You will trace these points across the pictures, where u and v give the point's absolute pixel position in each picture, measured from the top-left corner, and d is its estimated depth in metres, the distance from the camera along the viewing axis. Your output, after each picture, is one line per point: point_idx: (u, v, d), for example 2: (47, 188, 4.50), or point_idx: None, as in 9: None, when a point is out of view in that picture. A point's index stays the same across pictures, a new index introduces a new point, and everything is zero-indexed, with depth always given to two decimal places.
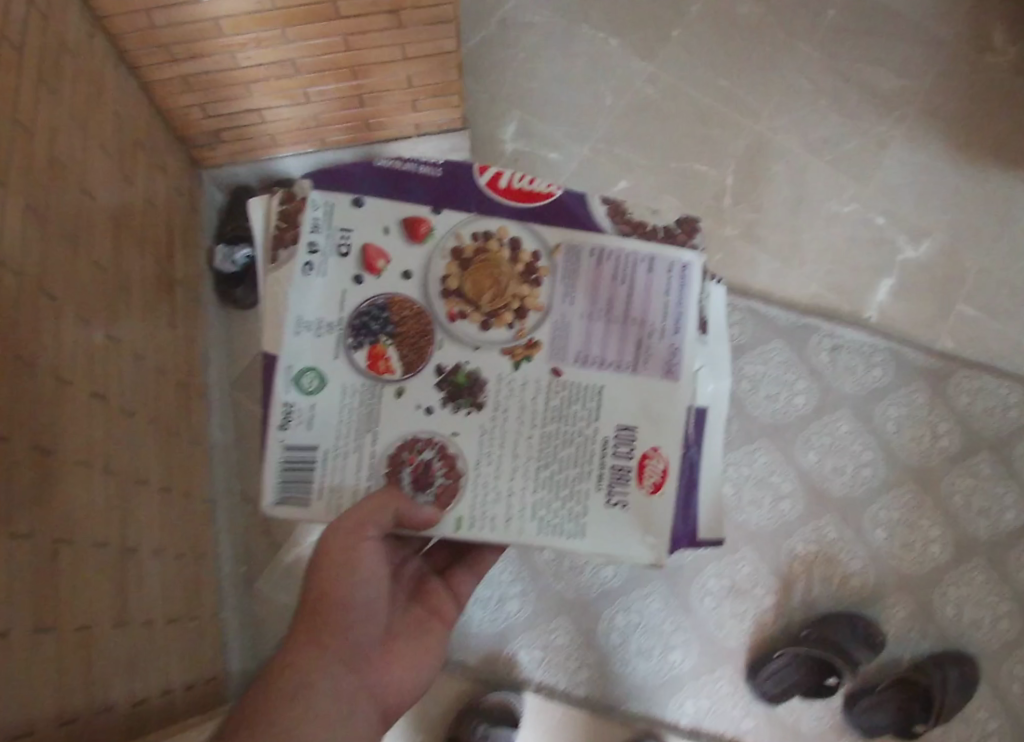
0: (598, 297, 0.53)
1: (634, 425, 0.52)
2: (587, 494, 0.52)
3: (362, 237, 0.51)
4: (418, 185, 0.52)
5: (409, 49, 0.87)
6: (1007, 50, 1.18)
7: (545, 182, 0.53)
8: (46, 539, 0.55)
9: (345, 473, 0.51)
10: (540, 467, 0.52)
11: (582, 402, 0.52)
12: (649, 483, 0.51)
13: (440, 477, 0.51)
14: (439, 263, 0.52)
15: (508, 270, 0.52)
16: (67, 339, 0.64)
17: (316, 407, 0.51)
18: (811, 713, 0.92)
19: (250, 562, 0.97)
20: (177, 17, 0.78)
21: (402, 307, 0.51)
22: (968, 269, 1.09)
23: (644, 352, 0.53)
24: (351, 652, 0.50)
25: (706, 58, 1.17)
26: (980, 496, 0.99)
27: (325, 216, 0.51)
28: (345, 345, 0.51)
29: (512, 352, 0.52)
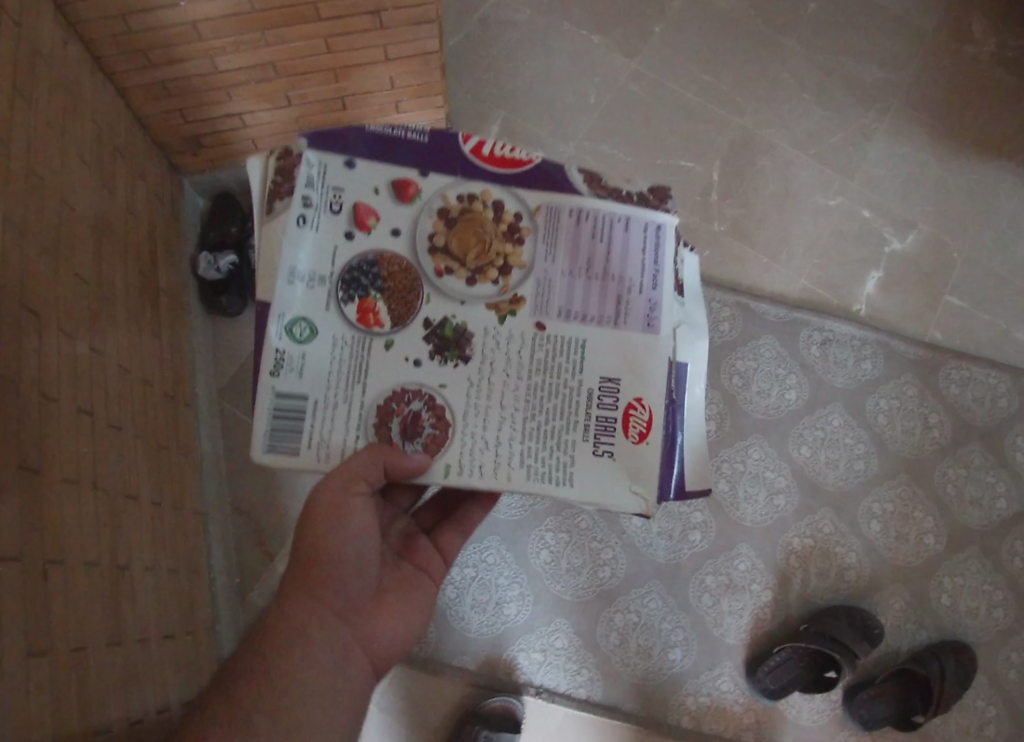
0: (578, 255, 0.52)
1: (618, 376, 0.51)
2: (574, 444, 0.50)
3: (353, 195, 0.50)
4: (407, 148, 0.51)
5: (391, 51, 0.86)
6: (987, 40, 1.19)
7: (525, 150, 0.52)
8: (36, 560, 0.54)
9: (334, 423, 0.49)
10: (527, 417, 0.50)
11: (565, 354, 0.51)
12: (635, 432, 0.50)
13: (427, 429, 0.50)
14: (426, 221, 0.51)
15: (492, 229, 0.51)
16: (50, 355, 0.62)
17: (307, 357, 0.50)
18: (812, 708, 0.92)
19: (244, 573, 0.95)
20: (154, 21, 0.77)
21: (391, 261, 0.51)
22: (954, 259, 1.10)
23: (624, 307, 0.52)
24: (344, 604, 0.50)
25: (689, 53, 1.16)
26: (972, 485, 1.00)
27: (319, 173, 0.50)
28: (335, 296, 0.50)
29: (497, 307, 0.51)
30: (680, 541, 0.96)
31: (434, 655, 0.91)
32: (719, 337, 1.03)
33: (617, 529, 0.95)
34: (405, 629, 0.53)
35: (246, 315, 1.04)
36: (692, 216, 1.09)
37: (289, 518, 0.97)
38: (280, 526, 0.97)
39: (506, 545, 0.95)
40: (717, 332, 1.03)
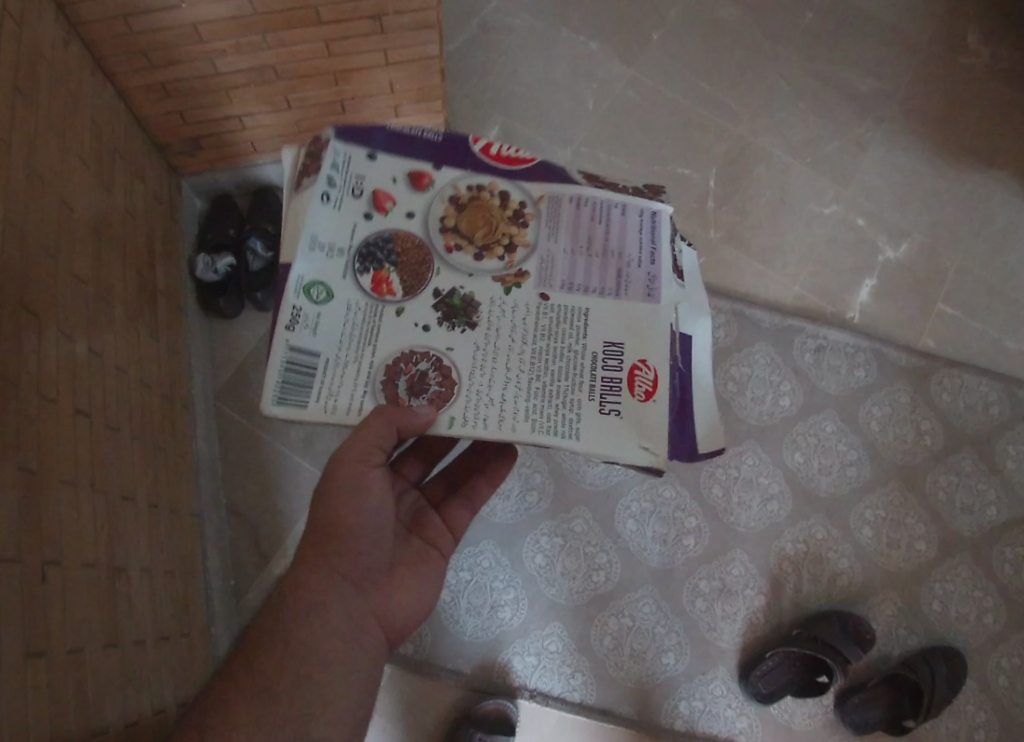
0: (578, 235, 0.52)
1: (622, 340, 0.49)
2: (580, 404, 0.47)
3: (374, 181, 0.51)
4: (424, 144, 0.53)
5: (391, 55, 0.86)
6: (980, 52, 1.21)
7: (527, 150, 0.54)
8: (34, 561, 0.54)
9: (344, 380, 0.47)
10: (532, 378, 0.48)
11: (570, 321, 0.50)
12: (641, 391, 0.48)
13: (433, 386, 0.47)
14: (438, 206, 0.51)
15: (499, 214, 0.52)
16: (49, 355, 0.62)
17: (321, 317, 0.48)
18: (804, 711, 0.93)
19: (239, 575, 0.95)
20: (154, 23, 0.77)
21: (405, 240, 0.51)
22: (947, 268, 1.11)
23: (625, 280, 0.51)
24: (361, 575, 0.51)
25: (686, 61, 1.17)
26: (964, 492, 1.01)
27: (342, 160, 0.51)
28: (352, 267, 0.50)
29: (503, 280, 0.50)
30: (674, 546, 0.96)
31: (429, 658, 0.91)
32: (714, 343, 1.04)
33: (612, 535, 0.96)
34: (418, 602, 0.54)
35: (243, 316, 1.04)
36: (688, 223, 1.10)
37: (285, 520, 0.97)
38: (275, 528, 0.97)
39: (501, 549, 0.95)
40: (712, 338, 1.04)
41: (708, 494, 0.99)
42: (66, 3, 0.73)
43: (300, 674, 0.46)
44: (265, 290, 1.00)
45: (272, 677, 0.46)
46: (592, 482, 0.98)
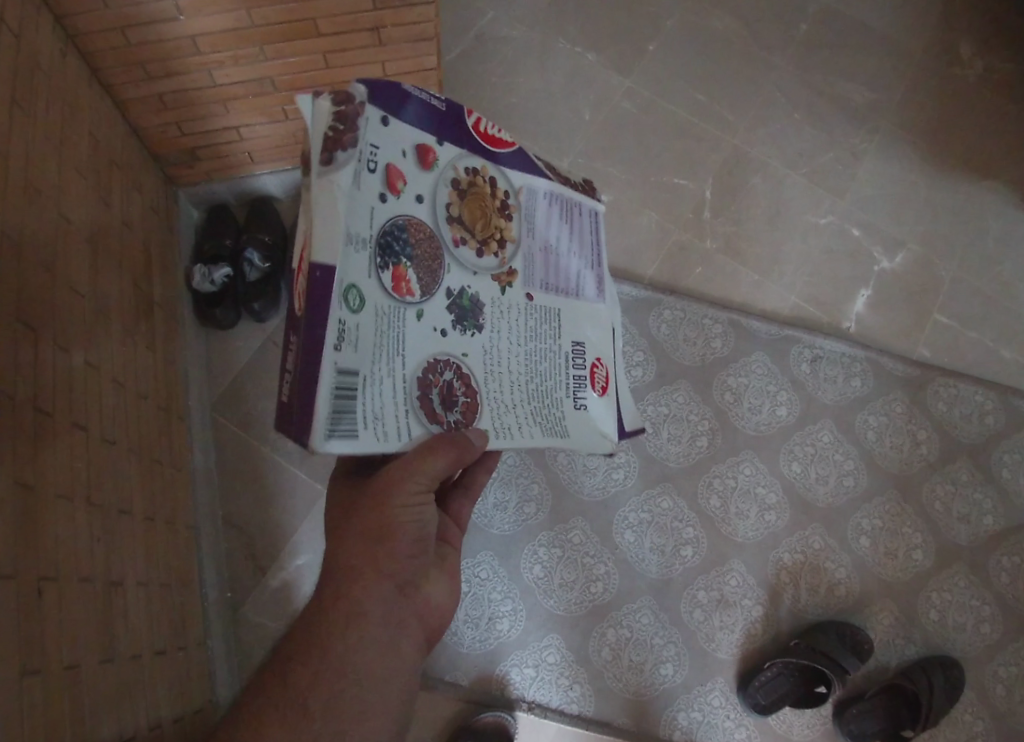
0: (548, 233, 0.56)
1: (582, 340, 0.56)
2: (562, 402, 0.54)
3: (387, 156, 0.44)
4: (427, 113, 0.46)
5: (389, 66, 0.87)
6: (973, 63, 1.22)
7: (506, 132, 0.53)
8: (30, 577, 0.54)
9: (383, 401, 0.44)
10: (528, 380, 0.52)
11: (547, 322, 0.54)
12: (599, 385, 0.56)
13: (461, 397, 0.48)
14: (443, 190, 0.48)
15: (490, 203, 0.51)
16: (46, 367, 0.62)
17: (360, 328, 0.42)
18: (803, 722, 0.93)
19: (235, 587, 0.95)
20: (153, 35, 0.77)
21: (416, 230, 0.46)
22: (942, 278, 1.12)
23: (581, 281, 0.58)
24: (403, 576, 0.49)
25: (682, 73, 1.18)
26: (960, 502, 1.01)
27: (363, 128, 0.42)
28: (374, 262, 0.43)
29: (498, 278, 0.51)
30: (672, 556, 0.96)
31: (428, 671, 0.90)
32: (711, 353, 1.04)
33: (610, 545, 0.96)
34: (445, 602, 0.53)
35: (240, 327, 1.04)
36: (684, 233, 1.10)
37: (282, 531, 0.97)
38: (272, 539, 0.97)
39: (499, 560, 0.95)
40: (709, 348, 1.04)
41: (705, 506, 0.99)
42: (64, 15, 0.73)
43: (333, 689, 0.45)
44: (262, 300, 1.00)
45: (305, 690, 0.45)
46: (591, 493, 0.98)
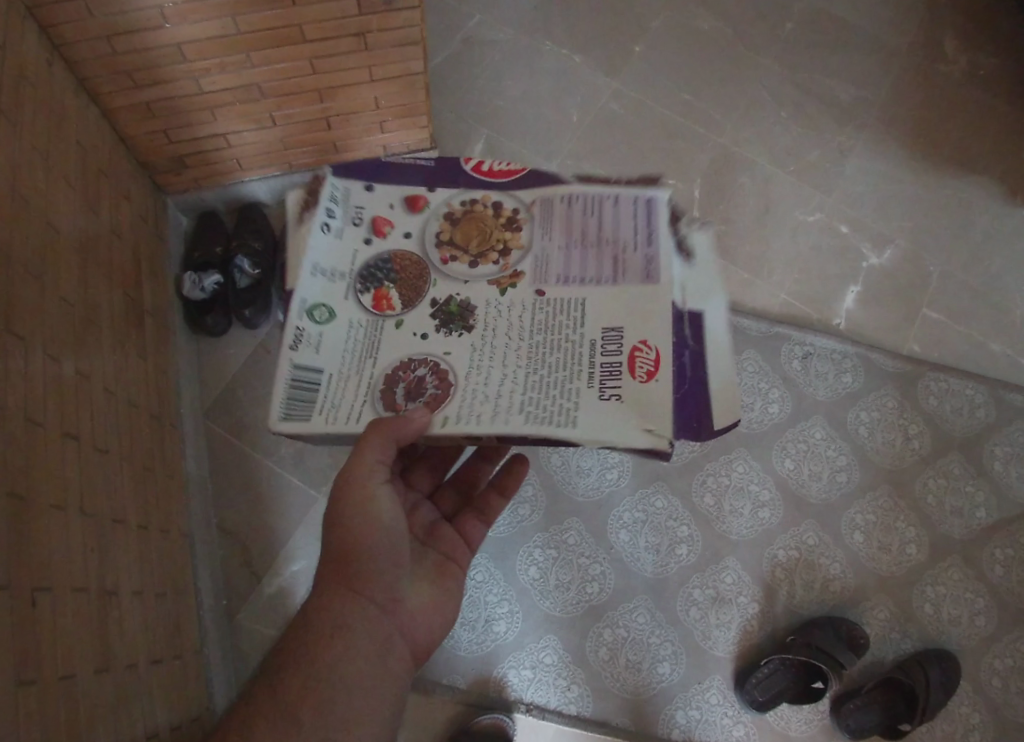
0: (572, 230, 0.52)
1: (620, 326, 0.48)
2: (578, 392, 0.46)
3: (374, 209, 0.52)
4: (417, 169, 0.53)
5: (376, 72, 0.87)
6: (958, 59, 1.23)
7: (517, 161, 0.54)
8: (24, 586, 0.54)
9: (347, 395, 0.47)
10: (528, 371, 0.47)
11: (566, 312, 0.49)
12: (642, 373, 0.46)
13: (431, 390, 0.47)
14: (434, 224, 0.52)
15: (492, 222, 0.52)
16: (37, 377, 0.62)
17: (324, 336, 0.48)
18: (800, 718, 0.93)
19: (230, 595, 0.94)
20: (139, 43, 0.77)
21: (403, 259, 0.51)
22: (931, 273, 1.12)
23: (621, 266, 0.50)
24: (382, 592, 0.50)
25: (669, 73, 1.19)
26: (952, 495, 1.02)
27: (342, 194, 0.52)
28: (352, 288, 0.50)
29: (498, 281, 0.50)
30: (667, 554, 0.96)
31: (424, 675, 0.90)
32: None
33: (605, 545, 0.96)
34: (439, 615, 0.54)
35: (232, 334, 1.03)
36: None
37: (276, 538, 0.97)
38: (267, 546, 0.96)
39: (494, 563, 0.95)
40: None
41: (699, 503, 0.99)
42: (49, 25, 0.73)
43: (321, 697, 0.46)
44: (253, 306, 0.99)
45: (296, 700, 0.45)
46: (584, 493, 0.98)
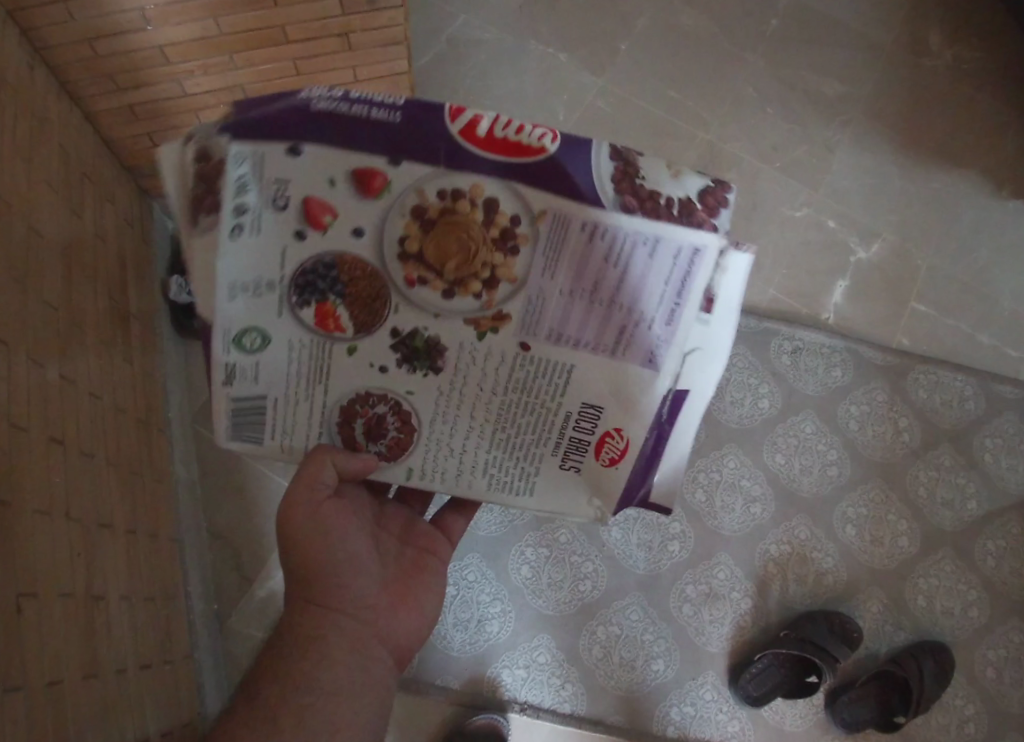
0: (585, 273, 0.44)
1: (602, 406, 0.49)
2: (541, 458, 0.51)
3: (304, 188, 0.40)
4: (371, 126, 0.39)
5: (360, 72, 0.87)
6: (943, 53, 1.23)
7: (536, 132, 0.40)
8: (9, 592, 0.53)
9: (299, 418, 0.48)
10: (496, 430, 0.50)
11: (549, 377, 0.48)
12: (606, 457, 0.51)
13: (393, 430, 0.50)
14: (397, 222, 0.42)
15: (477, 232, 0.42)
16: (20, 383, 0.61)
17: (261, 363, 0.46)
18: (794, 712, 0.93)
19: (221, 599, 0.94)
20: (121, 47, 0.76)
21: (352, 266, 0.43)
22: (919, 266, 1.13)
23: (626, 337, 0.46)
24: (355, 603, 0.50)
25: (655, 70, 1.19)
26: (943, 487, 1.02)
27: (253, 171, 0.40)
28: (287, 301, 0.44)
29: (476, 321, 0.45)
30: (659, 551, 0.96)
31: (417, 676, 0.90)
32: None
33: (598, 543, 0.96)
34: (422, 609, 0.54)
35: None
36: None
37: (267, 541, 0.96)
38: (258, 549, 0.96)
39: (486, 563, 0.94)
40: None
41: (690, 499, 0.99)
42: (30, 27, 0.73)
43: (300, 703, 0.46)
44: None
45: (274, 708, 0.45)
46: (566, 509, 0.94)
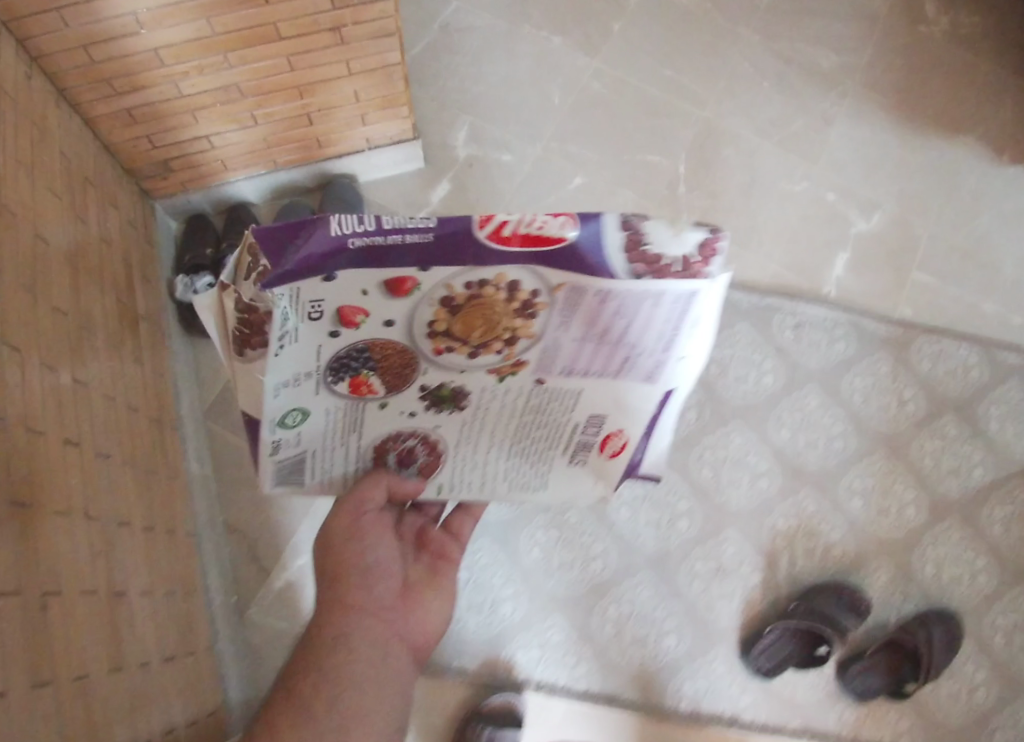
0: (593, 323, 0.39)
1: (606, 414, 0.49)
2: (553, 458, 0.54)
3: (337, 298, 0.35)
4: (406, 250, 0.32)
5: (353, 65, 0.87)
6: (940, 19, 1.22)
7: (560, 221, 0.32)
8: (35, 592, 0.55)
9: (336, 458, 0.50)
10: (512, 442, 0.52)
11: (559, 398, 0.47)
12: (609, 451, 0.53)
13: (422, 455, 0.53)
14: (425, 310, 0.37)
15: (503, 310, 0.37)
16: (35, 387, 0.63)
17: (302, 431, 0.45)
18: (806, 683, 0.95)
19: (240, 591, 0.96)
20: (116, 51, 0.77)
21: (384, 347, 0.39)
22: (920, 236, 1.12)
23: (630, 363, 0.43)
24: (377, 602, 0.51)
25: (650, 48, 1.18)
26: (949, 456, 1.03)
27: (290, 303, 0.34)
28: (323, 381, 0.41)
29: (498, 369, 0.43)
30: (667, 529, 0.97)
31: (434, 659, 0.92)
32: None
33: (606, 524, 0.97)
34: (436, 611, 0.54)
35: None
36: (660, 208, 1.10)
37: (282, 532, 0.98)
38: (273, 541, 0.98)
39: (498, 546, 0.96)
40: None
41: (697, 476, 1.00)
42: (25, 37, 0.73)
43: (332, 694, 0.44)
44: None
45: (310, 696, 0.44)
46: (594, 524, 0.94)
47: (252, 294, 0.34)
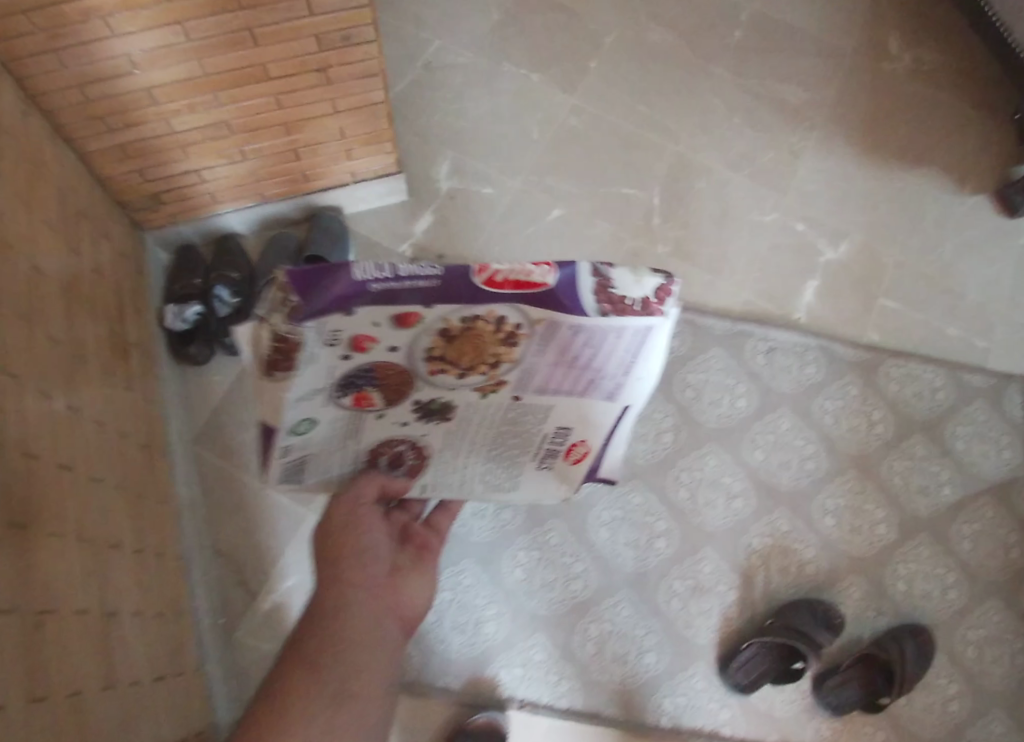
0: (565, 348, 0.43)
1: (572, 427, 0.53)
2: (524, 463, 0.58)
3: (353, 328, 0.37)
4: (416, 289, 0.35)
5: (340, 104, 0.91)
6: (901, 56, 1.29)
7: (541, 270, 0.36)
8: (30, 610, 0.56)
9: (332, 459, 0.53)
10: (488, 449, 0.55)
11: (532, 413, 0.51)
12: (574, 457, 0.57)
13: (410, 459, 0.55)
14: (424, 339, 0.40)
15: (490, 338, 0.41)
16: (31, 413, 0.65)
17: (308, 438, 0.48)
18: (784, 698, 0.97)
19: (227, 614, 0.97)
20: (110, 89, 0.80)
21: (386, 368, 0.42)
22: (885, 264, 1.17)
23: (593, 383, 0.47)
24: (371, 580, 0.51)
25: (625, 86, 1.23)
26: (918, 474, 1.06)
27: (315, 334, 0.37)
28: (330, 396, 0.44)
29: (482, 387, 0.46)
30: (646, 549, 1.00)
31: (420, 678, 0.93)
32: (670, 352, 1.08)
33: (587, 543, 1.00)
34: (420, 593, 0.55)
35: (216, 362, 1.06)
36: (636, 238, 1.15)
37: (268, 556, 1.00)
38: (260, 564, 0.99)
39: (482, 567, 0.98)
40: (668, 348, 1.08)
41: (675, 497, 1.03)
42: (23, 77, 0.76)
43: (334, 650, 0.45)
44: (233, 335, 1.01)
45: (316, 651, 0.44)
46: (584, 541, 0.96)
47: (284, 326, 0.36)
